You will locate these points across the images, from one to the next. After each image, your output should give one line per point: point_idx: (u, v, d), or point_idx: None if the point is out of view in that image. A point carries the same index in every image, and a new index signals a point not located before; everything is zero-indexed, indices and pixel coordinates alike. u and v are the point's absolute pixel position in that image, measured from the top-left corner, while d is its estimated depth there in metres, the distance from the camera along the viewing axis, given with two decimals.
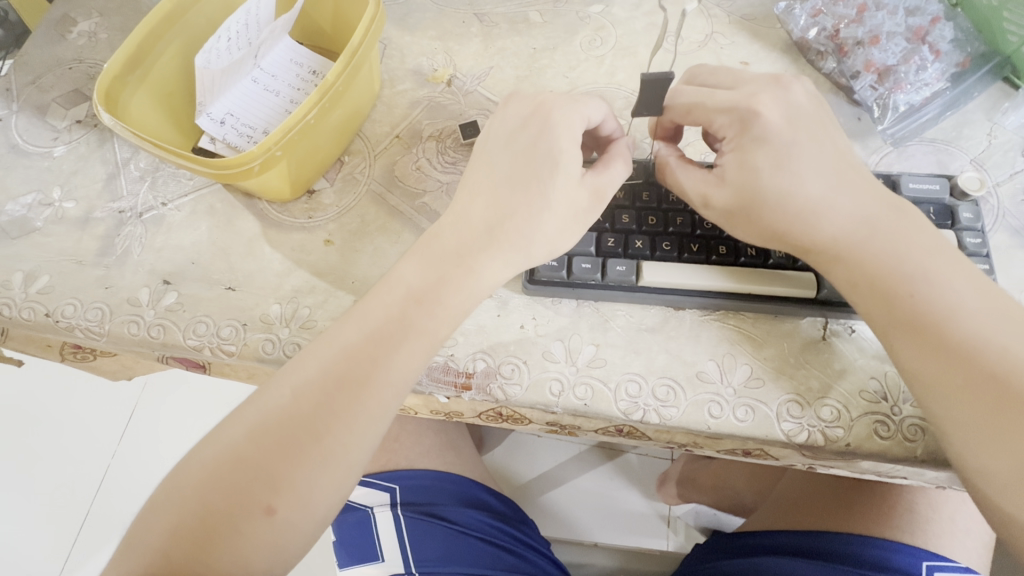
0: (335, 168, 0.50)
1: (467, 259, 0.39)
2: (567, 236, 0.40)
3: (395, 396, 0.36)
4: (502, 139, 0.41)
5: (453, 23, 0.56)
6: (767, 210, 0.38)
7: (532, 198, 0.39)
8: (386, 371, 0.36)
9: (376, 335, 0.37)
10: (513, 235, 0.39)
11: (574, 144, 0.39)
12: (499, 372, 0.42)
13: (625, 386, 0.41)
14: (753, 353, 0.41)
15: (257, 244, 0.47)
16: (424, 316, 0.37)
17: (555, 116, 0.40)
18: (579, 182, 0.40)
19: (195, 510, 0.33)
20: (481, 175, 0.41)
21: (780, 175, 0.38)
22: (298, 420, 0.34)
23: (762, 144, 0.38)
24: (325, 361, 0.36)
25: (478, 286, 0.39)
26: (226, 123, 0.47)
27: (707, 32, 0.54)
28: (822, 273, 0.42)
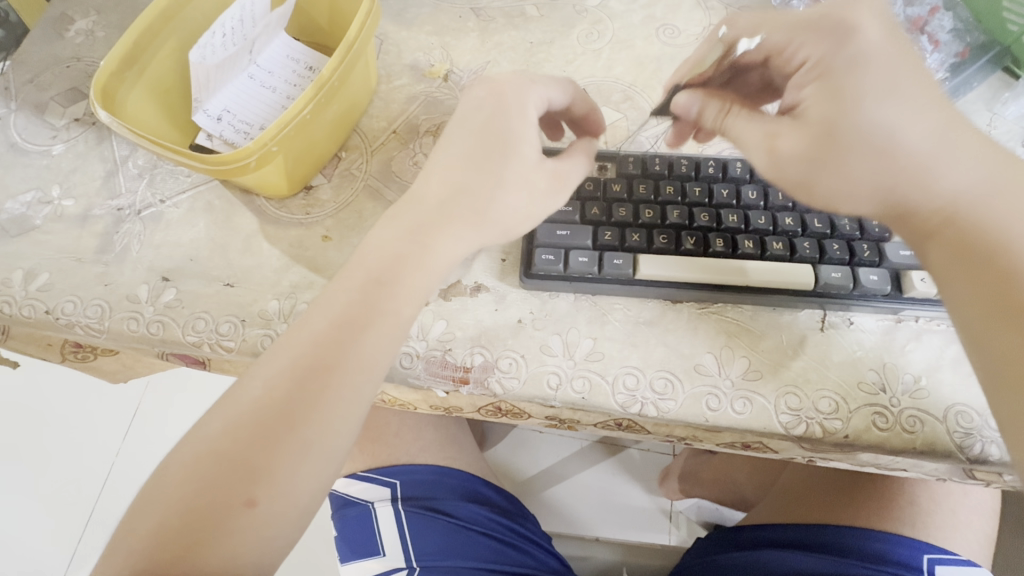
0: (333, 164, 0.50)
1: (426, 238, 0.39)
2: (524, 214, 0.40)
3: (367, 376, 0.36)
4: (460, 121, 0.41)
5: (450, 18, 0.56)
6: (858, 153, 0.35)
7: (487, 177, 0.39)
8: (351, 354, 0.36)
9: (342, 319, 0.36)
10: (470, 212, 0.39)
11: (526, 124, 0.40)
12: (497, 366, 0.42)
13: (623, 379, 0.41)
14: (752, 346, 0.41)
15: (255, 240, 0.47)
16: (385, 296, 0.37)
17: (509, 98, 0.40)
18: (533, 162, 0.40)
19: (178, 509, 0.33)
20: (440, 156, 0.41)
21: (877, 113, 0.34)
22: (274, 409, 0.34)
23: (863, 75, 0.35)
24: (296, 349, 0.36)
25: (434, 262, 0.39)
26: (223, 120, 0.47)
27: (704, 25, 0.54)
28: (820, 266, 0.41)
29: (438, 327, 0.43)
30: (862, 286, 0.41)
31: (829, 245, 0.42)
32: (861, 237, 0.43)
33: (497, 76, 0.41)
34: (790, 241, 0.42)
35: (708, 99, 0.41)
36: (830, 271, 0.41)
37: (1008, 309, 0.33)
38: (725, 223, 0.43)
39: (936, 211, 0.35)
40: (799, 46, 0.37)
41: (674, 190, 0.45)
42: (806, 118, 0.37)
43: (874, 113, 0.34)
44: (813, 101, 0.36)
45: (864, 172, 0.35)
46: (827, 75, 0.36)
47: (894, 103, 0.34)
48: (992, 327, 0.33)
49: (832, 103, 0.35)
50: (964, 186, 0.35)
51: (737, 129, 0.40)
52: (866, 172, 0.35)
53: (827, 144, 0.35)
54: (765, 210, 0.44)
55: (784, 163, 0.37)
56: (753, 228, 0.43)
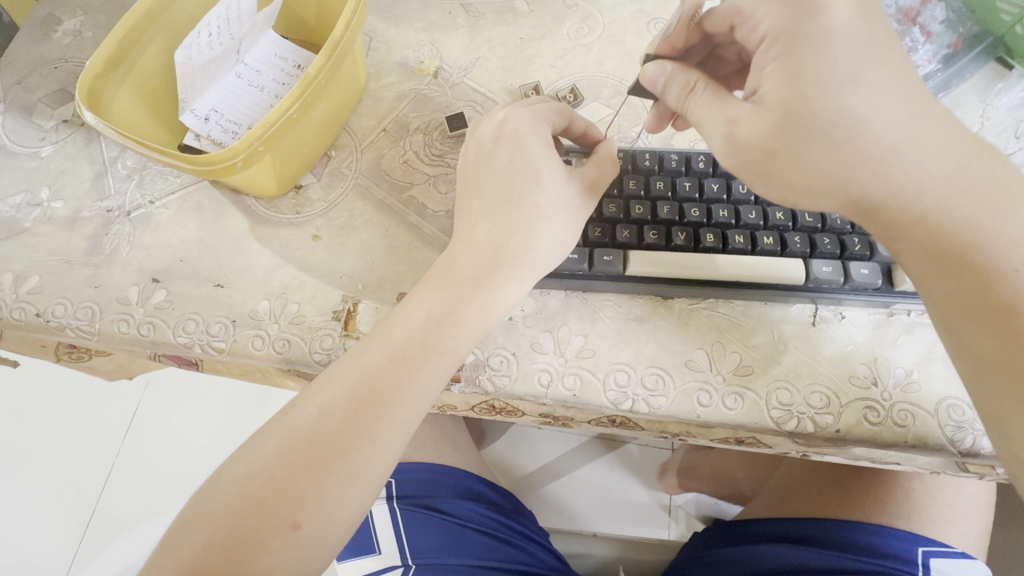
0: (322, 163, 0.50)
1: (481, 276, 0.38)
2: (567, 239, 0.40)
3: (418, 411, 0.36)
4: (477, 166, 0.40)
5: (439, 15, 0.55)
6: (817, 143, 0.35)
7: (527, 212, 0.39)
8: (406, 387, 0.36)
9: (399, 354, 0.36)
10: (519, 253, 0.39)
11: (548, 150, 0.39)
12: (488, 364, 0.42)
13: (614, 375, 0.41)
14: (744, 341, 0.41)
15: (245, 241, 0.47)
16: (446, 337, 0.37)
17: (523, 130, 0.39)
18: (563, 182, 0.40)
19: (224, 525, 0.33)
20: (477, 200, 0.40)
21: (841, 99, 0.34)
22: (326, 436, 0.34)
23: (828, 56, 0.34)
24: (351, 378, 0.36)
25: (495, 304, 0.39)
26: (211, 120, 0.47)
27: None
28: (810, 261, 0.41)
29: None
30: (852, 280, 0.40)
31: (820, 239, 0.42)
32: (852, 231, 0.42)
33: (496, 111, 0.41)
34: (780, 235, 0.42)
35: (677, 73, 0.40)
36: (821, 265, 0.41)
37: (984, 308, 0.33)
38: (714, 218, 0.43)
39: (904, 206, 0.35)
40: (759, 18, 0.36)
41: (664, 185, 0.44)
42: (762, 101, 0.36)
43: (836, 97, 0.34)
44: (772, 83, 0.36)
45: (828, 163, 0.35)
46: (786, 55, 0.35)
47: (861, 89, 0.34)
48: (968, 330, 0.34)
49: (793, 84, 0.35)
50: (934, 182, 0.34)
51: (698, 111, 0.39)
52: (825, 163, 0.35)
53: (785, 129, 0.35)
54: (755, 204, 0.43)
55: (743, 150, 0.37)
56: (743, 222, 0.43)
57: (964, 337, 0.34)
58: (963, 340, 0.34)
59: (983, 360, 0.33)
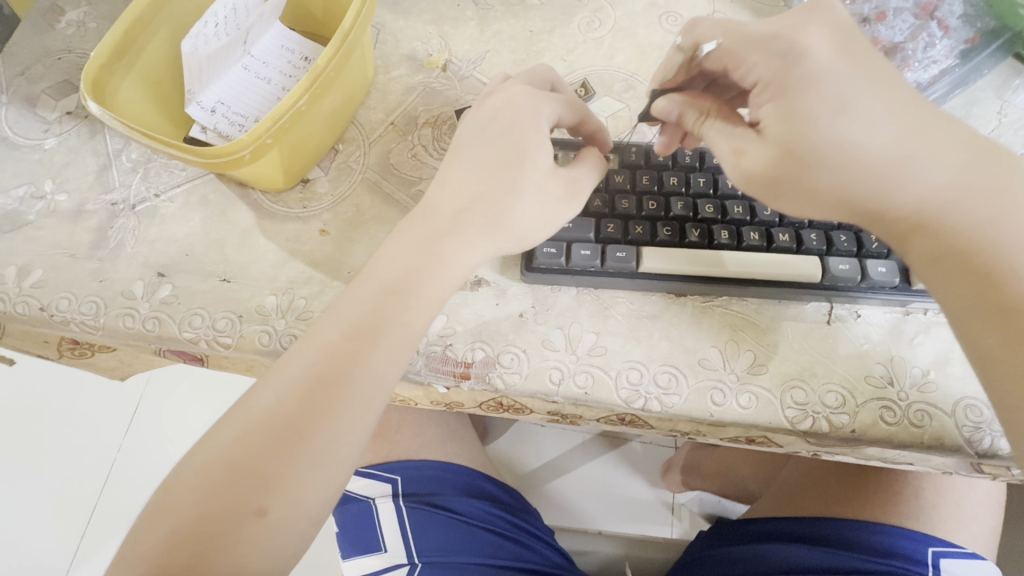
0: (330, 157, 0.49)
1: (437, 247, 0.38)
2: (539, 225, 0.39)
3: (378, 388, 0.36)
4: (473, 132, 0.40)
5: (448, 7, 0.55)
6: (820, 170, 0.34)
7: (501, 186, 0.38)
8: (364, 364, 0.35)
9: (353, 330, 0.36)
10: (483, 220, 0.38)
11: (542, 135, 0.39)
12: (498, 361, 0.41)
13: (626, 373, 0.40)
14: (757, 339, 0.41)
15: (252, 235, 0.46)
16: (398, 308, 0.37)
17: (525, 109, 0.39)
18: (547, 170, 0.39)
19: (189, 516, 0.32)
20: (456, 168, 0.40)
21: (835, 130, 0.33)
22: (284, 418, 0.34)
23: (816, 92, 0.33)
24: (308, 361, 0.35)
25: (450, 273, 0.38)
26: (217, 112, 0.46)
27: (707, 12, 0.53)
28: (826, 258, 0.41)
29: (438, 322, 0.42)
30: (870, 278, 0.40)
31: (837, 236, 0.41)
32: None
33: (512, 87, 0.41)
34: (795, 232, 0.42)
35: (688, 104, 0.39)
36: (837, 263, 0.40)
37: (989, 309, 0.34)
38: (729, 215, 0.42)
39: (905, 216, 0.35)
40: (749, 65, 0.36)
41: (678, 181, 0.44)
42: (766, 135, 0.35)
43: (836, 127, 0.33)
44: (773, 119, 0.35)
45: (831, 184, 0.34)
46: (781, 95, 0.34)
47: (852, 116, 0.33)
48: (973, 328, 0.34)
49: (793, 123, 0.34)
50: (934, 190, 0.34)
51: (709, 140, 0.38)
52: (831, 186, 0.35)
53: (789, 163, 0.34)
54: None
55: (751, 180, 0.36)
56: (758, 219, 0.42)
57: (972, 336, 0.34)
58: (971, 338, 0.34)
59: (990, 357, 0.34)
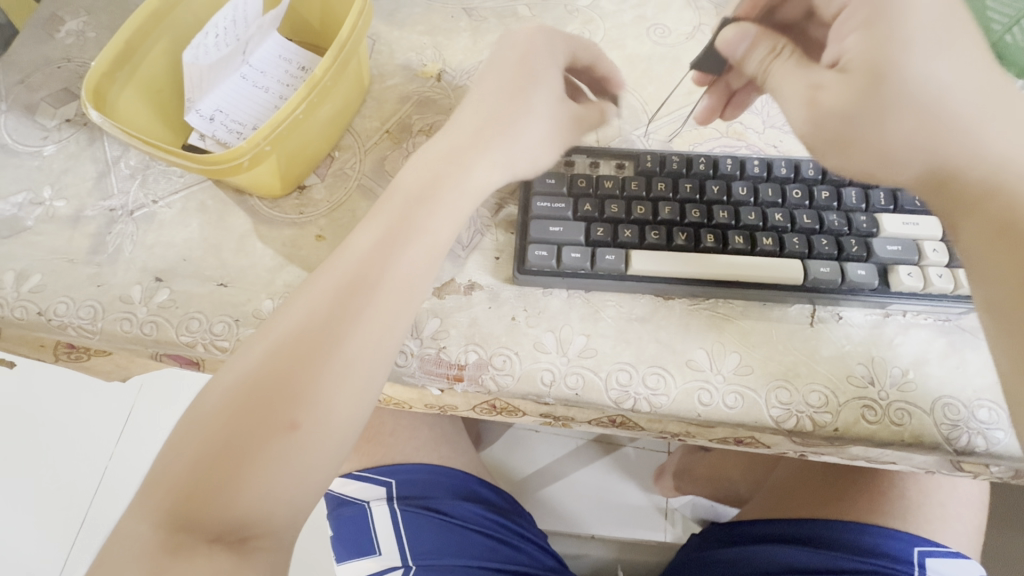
0: (326, 164, 0.50)
1: (451, 164, 0.41)
2: (546, 149, 0.44)
3: (406, 297, 0.37)
4: (495, 66, 0.45)
5: (442, 18, 0.56)
6: (898, 107, 0.36)
7: (517, 109, 0.43)
8: (394, 273, 0.37)
9: (383, 240, 0.38)
10: (501, 137, 0.42)
11: (553, 69, 0.45)
12: (491, 363, 0.42)
13: (616, 375, 0.41)
14: (743, 340, 0.42)
15: (249, 240, 0.47)
16: (425, 216, 0.39)
17: (539, 43, 0.44)
18: (559, 98, 0.45)
19: (220, 436, 0.32)
20: (476, 94, 0.44)
21: (925, 70, 0.35)
22: (317, 330, 0.35)
23: (911, 30, 0.35)
24: (343, 267, 0.37)
25: (469, 183, 0.41)
26: (216, 120, 0.46)
27: (692, 27, 0.55)
28: (807, 261, 0.41)
29: (432, 325, 0.43)
30: (850, 281, 0.41)
31: (818, 240, 0.42)
32: (849, 232, 0.42)
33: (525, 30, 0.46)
34: (779, 236, 0.42)
35: (761, 38, 0.43)
36: (819, 266, 0.41)
37: None
38: (715, 219, 0.43)
39: (979, 178, 0.34)
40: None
41: (665, 186, 0.44)
42: (847, 69, 0.38)
43: (921, 68, 0.35)
44: (857, 49, 0.37)
45: (904, 132, 0.36)
46: (872, 26, 0.36)
47: (938, 57, 0.35)
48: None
49: (881, 49, 0.36)
50: (1005, 159, 0.34)
51: (780, 75, 0.41)
52: (906, 131, 0.36)
53: (871, 91, 0.36)
54: (755, 206, 0.43)
55: (825, 116, 0.39)
56: (743, 223, 0.43)
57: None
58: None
59: None
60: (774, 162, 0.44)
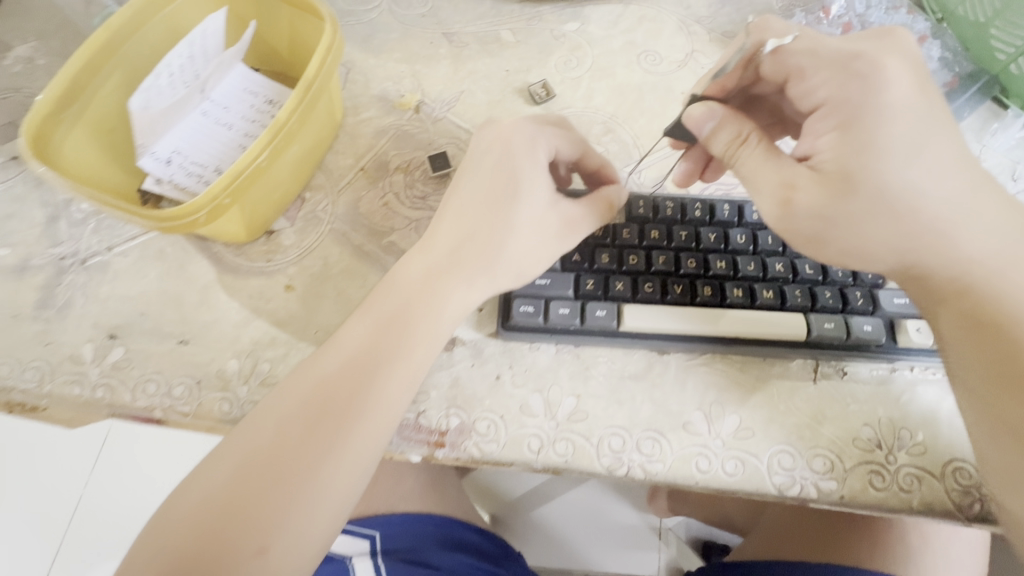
0: (295, 206, 0.47)
1: (433, 283, 0.37)
2: (535, 261, 0.38)
3: (379, 431, 0.34)
4: (473, 172, 0.39)
5: (421, 45, 0.53)
6: (876, 212, 0.33)
7: (495, 223, 0.37)
8: (367, 394, 0.34)
9: (353, 360, 0.35)
10: (478, 258, 0.37)
11: (537, 169, 0.38)
12: (474, 428, 0.39)
13: (608, 440, 0.38)
14: (743, 400, 0.39)
15: (212, 292, 0.44)
16: (399, 334, 0.36)
17: (518, 140, 0.38)
18: (548, 206, 0.38)
19: (178, 562, 0.30)
20: (457, 200, 0.39)
21: (902, 174, 0.33)
22: (284, 454, 0.33)
23: (886, 128, 0.33)
24: (311, 388, 0.34)
25: (445, 306, 0.37)
26: (173, 162, 0.42)
27: (684, 54, 0.52)
28: (811, 315, 0.39)
29: None
30: (857, 337, 0.38)
31: (822, 292, 0.39)
32: (854, 283, 0.40)
33: (505, 121, 0.40)
34: (780, 288, 0.39)
35: (727, 120, 0.37)
36: (823, 321, 0.38)
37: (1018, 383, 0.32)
38: (713, 269, 0.40)
39: (950, 278, 0.34)
40: (815, 84, 0.36)
41: (659, 233, 0.41)
42: (819, 169, 0.35)
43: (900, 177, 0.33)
44: (832, 153, 0.34)
45: (883, 233, 0.34)
46: (848, 128, 0.34)
47: (916, 158, 0.33)
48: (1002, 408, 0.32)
49: (852, 156, 0.33)
50: (979, 254, 0.34)
51: (751, 165, 0.37)
52: (883, 233, 0.34)
53: (845, 199, 0.34)
54: (754, 254, 0.40)
55: (799, 217, 0.35)
56: (742, 274, 0.40)
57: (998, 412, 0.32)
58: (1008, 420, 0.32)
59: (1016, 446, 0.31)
60: None
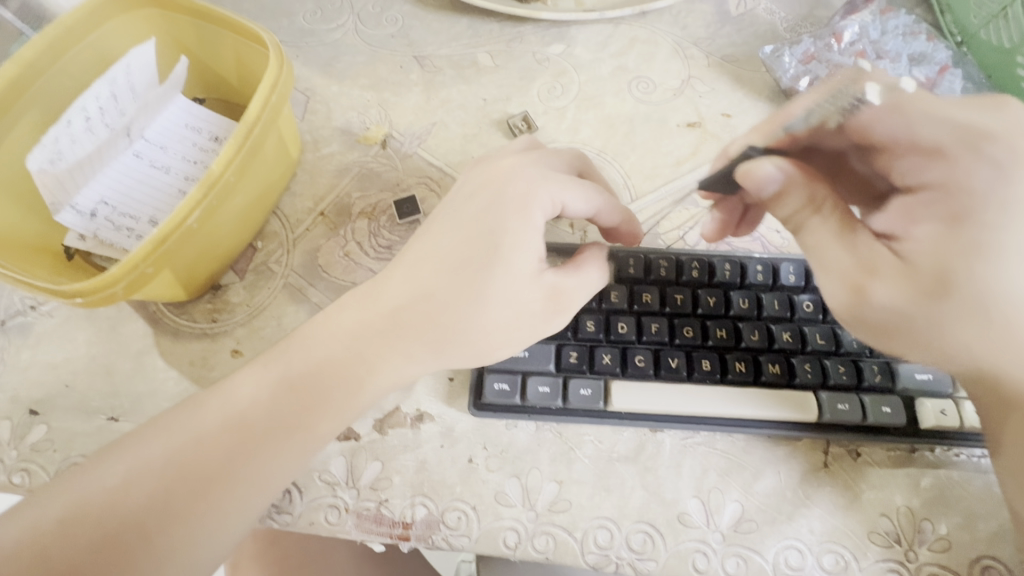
0: (246, 258, 0.41)
1: (361, 354, 0.33)
2: (504, 343, 0.33)
3: (237, 523, 0.30)
4: (450, 215, 0.34)
5: (389, 69, 0.48)
6: (967, 322, 0.30)
7: (464, 291, 0.32)
8: (244, 467, 0.31)
9: (240, 424, 0.31)
10: (426, 329, 0.33)
11: (529, 225, 0.33)
12: (442, 521, 0.34)
13: (594, 534, 0.34)
14: (746, 486, 0.35)
15: (149, 358, 0.39)
16: (304, 408, 0.32)
17: (512, 190, 0.33)
18: (534, 276, 0.33)
19: None
20: (414, 246, 0.34)
21: (1007, 283, 0.29)
22: (131, 514, 0.29)
23: (1003, 233, 0.29)
24: (184, 445, 0.30)
25: (372, 382, 0.33)
26: (98, 216, 0.37)
27: (680, 81, 0.48)
28: (823, 394, 0.34)
29: (372, 470, 0.35)
30: (872, 419, 0.34)
31: (833, 366, 0.35)
32: (869, 354, 0.35)
33: (502, 158, 0.36)
34: (787, 361, 0.35)
35: (798, 184, 0.31)
36: (836, 402, 0.34)
37: None
38: (711, 339, 0.36)
39: None
40: (918, 170, 0.32)
41: (652, 297, 0.37)
42: (908, 259, 0.31)
43: (1004, 298, 0.29)
44: (925, 245, 0.31)
45: (972, 341, 0.30)
46: (956, 221, 0.30)
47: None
48: None
49: (950, 254, 0.30)
50: None
51: (817, 246, 0.33)
52: (974, 342, 0.30)
53: (933, 300, 0.30)
54: (758, 321, 0.36)
55: (874, 311, 0.32)
56: (745, 344, 0.36)
57: None
58: None
59: None
60: (780, 265, 0.37)
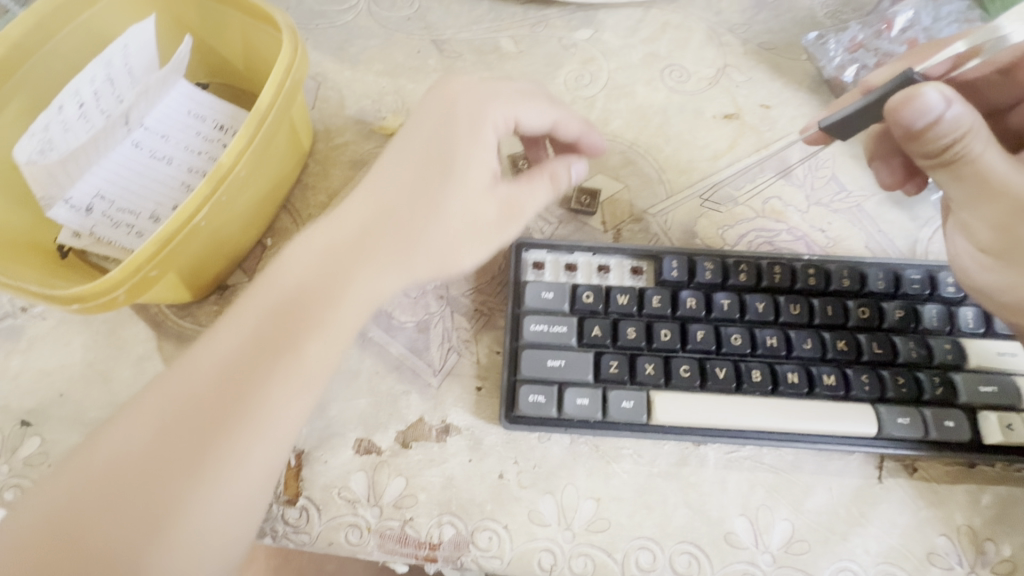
0: (255, 256, 0.39)
1: (341, 263, 0.30)
2: (463, 253, 0.32)
3: (273, 460, 0.27)
4: (404, 137, 0.34)
5: (406, 54, 0.45)
6: None
7: (422, 198, 0.32)
8: (261, 396, 0.27)
9: (246, 349, 0.28)
10: (398, 234, 0.32)
11: (479, 140, 0.33)
12: (472, 541, 0.32)
13: (636, 556, 0.32)
14: (796, 504, 0.33)
15: (151, 365, 0.36)
16: (308, 324, 0.29)
17: (462, 106, 0.34)
18: (486, 188, 0.33)
19: None
20: (380, 160, 0.34)
21: None
22: (144, 465, 0.25)
23: None
24: (194, 384, 0.27)
25: (362, 290, 0.30)
26: (94, 211, 0.34)
27: (715, 69, 0.45)
28: (880, 408, 0.32)
29: (394, 486, 0.33)
30: (932, 434, 0.32)
31: (890, 377, 0.33)
32: (927, 364, 0.33)
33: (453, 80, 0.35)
34: (842, 371, 0.33)
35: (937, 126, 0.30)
36: (894, 416, 0.32)
37: None
38: (761, 348, 0.33)
39: None
40: None
41: (697, 302, 0.34)
42: None
43: None
44: None
45: None
46: None
47: None
48: None
49: None
50: None
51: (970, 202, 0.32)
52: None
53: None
54: (809, 329, 0.34)
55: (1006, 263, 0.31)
56: (796, 353, 0.33)
57: None
58: None
59: None
60: (829, 269, 0.35)
